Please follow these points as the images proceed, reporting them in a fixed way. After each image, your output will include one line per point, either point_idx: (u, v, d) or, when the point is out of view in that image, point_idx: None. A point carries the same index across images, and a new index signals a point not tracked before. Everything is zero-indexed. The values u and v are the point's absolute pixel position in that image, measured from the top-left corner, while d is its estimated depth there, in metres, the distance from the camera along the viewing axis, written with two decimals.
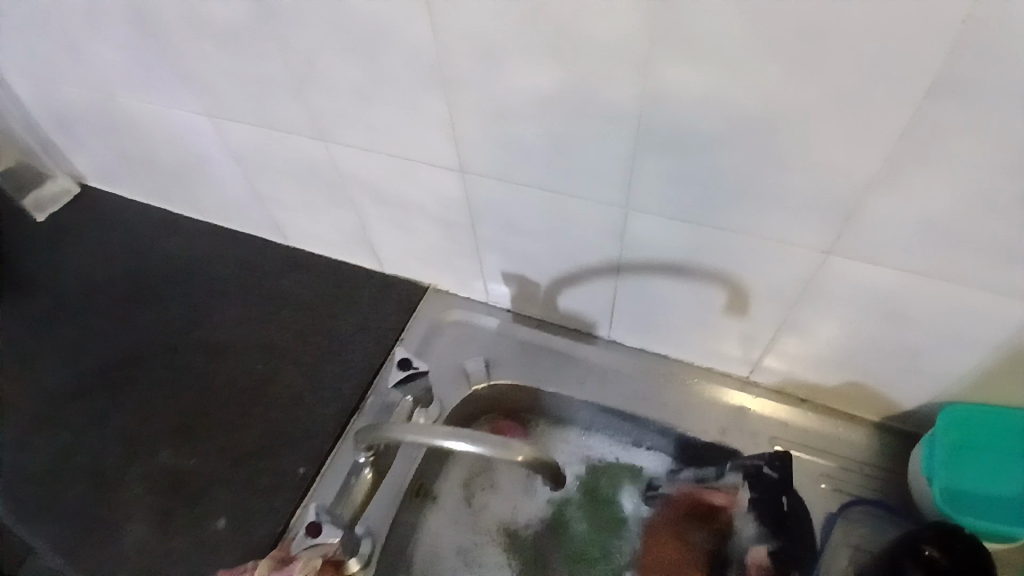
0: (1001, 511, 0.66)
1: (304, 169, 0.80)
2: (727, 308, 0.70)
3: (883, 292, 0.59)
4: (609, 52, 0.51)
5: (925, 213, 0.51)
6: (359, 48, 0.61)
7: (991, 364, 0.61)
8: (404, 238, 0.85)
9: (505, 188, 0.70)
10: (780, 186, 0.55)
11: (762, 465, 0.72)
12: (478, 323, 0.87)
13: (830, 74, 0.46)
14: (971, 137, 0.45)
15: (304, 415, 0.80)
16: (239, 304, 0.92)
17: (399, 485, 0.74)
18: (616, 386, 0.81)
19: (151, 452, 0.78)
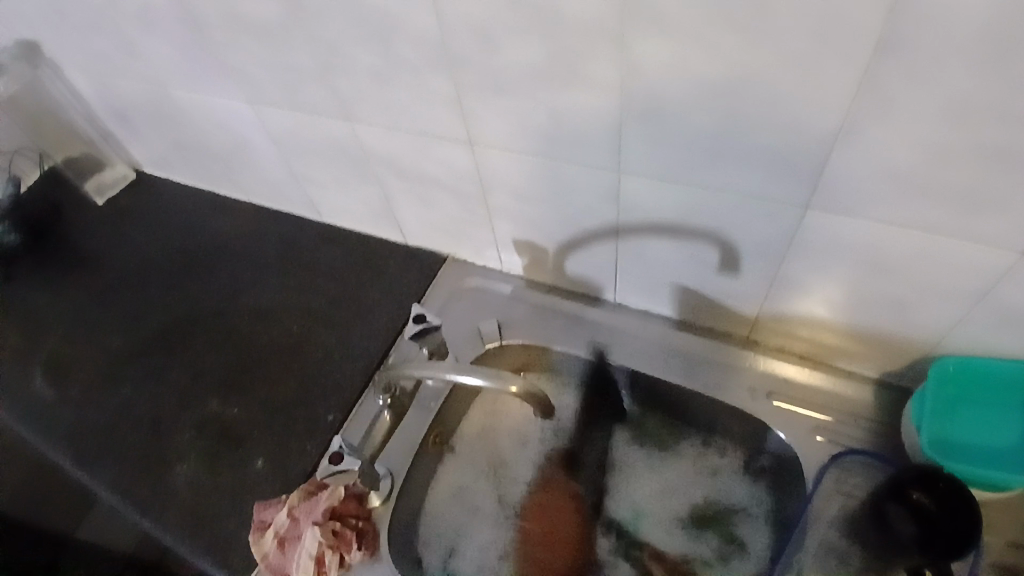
0: (990, 459, 0.68)
1: (328, 148, 0.87)
2: (721, 268, 0.73)
3: (863, 244, 0.61)
4: (587, 27, 0.54)
5: (890, 167, 0.53)
6: (368, 34, 0.66)
7: (977, 313, 0.62)
8: (423, 211, 0.90)
9: (508, 158, 0.72)
10: (751, 143, 0.57)
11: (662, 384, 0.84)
12: (492, 288, 0.93)
13: (783, 35, 0.48)
14: (923, 92, 0.47)
15: (335, 372, 0.88)
16: (278, 274, 1.01)
17: (414, 434, 0.81)
18: (620, 345, 0.85)
19: (204, 402, 0.89)
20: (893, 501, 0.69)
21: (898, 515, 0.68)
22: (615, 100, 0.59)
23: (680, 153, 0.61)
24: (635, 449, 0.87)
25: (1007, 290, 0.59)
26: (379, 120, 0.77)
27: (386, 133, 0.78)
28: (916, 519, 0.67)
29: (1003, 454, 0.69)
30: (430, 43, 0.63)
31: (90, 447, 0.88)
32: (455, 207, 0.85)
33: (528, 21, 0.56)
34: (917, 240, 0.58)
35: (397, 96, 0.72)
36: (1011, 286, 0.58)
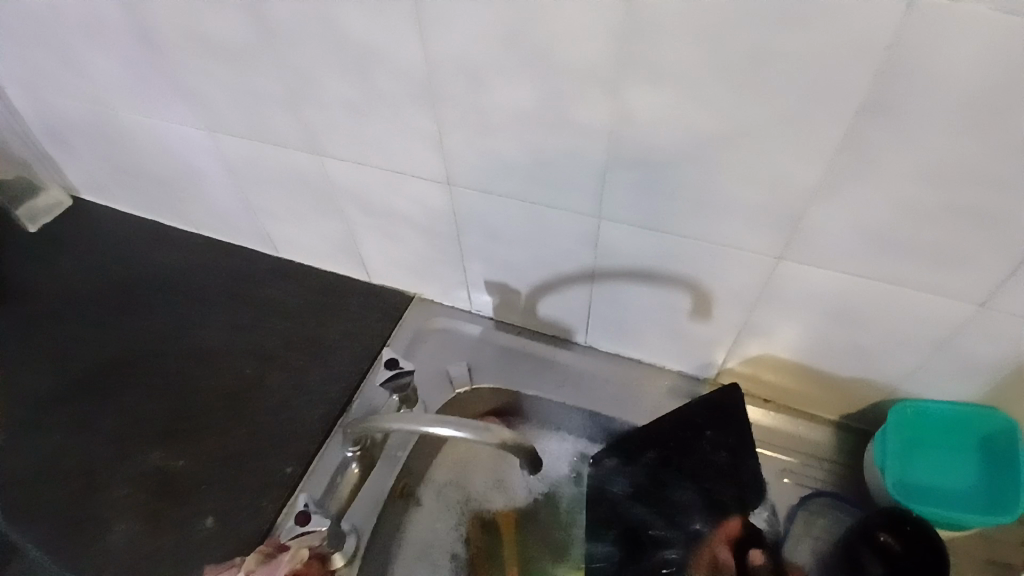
0: (946, 500, 0.71)
1: (296, 182, 0.83)
2: (694, 313, 0.74)
3: (832, 294, 0.64)
4: (578, 75, 0.55)
5: (861, 222, 0.56)
6: (352, 67, 0.64)
7: (933, 359, 0.66)
8: (392, 248, 0.87)
9: (487, 200, 0.72)
10: (732, 198, 0.58)
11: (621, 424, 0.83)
12: (461, 329, 0.91)
13: (770, 97, 0.49)
14: (898, 152, 0.50)
15: (293, 419, 0.83)
16: (229, 311, 0.95)
17: (381, 490, 0.77)
18: (592, 389, 0.85)
19: (144, 453, 0.82)
20: (864, 547, 0.70)
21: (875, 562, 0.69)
22: (601, 148, 0.60)
23: (661, 203, 0.62)
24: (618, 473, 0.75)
25: (962, 338, 0.62)
26: (354, 156, 0.75)
27: (359, 168, 0.76)
28: (887, 560, 0.69)
29: (959, 497, 0.72)
30: (417, 81, 0.62)
31: (7, 505, 0.78)
32: (427, 246, 0.83)
33: (521, 66, 0.56)
34: (880, 293, 0.61)
35: (376, 133, 0.70)
36: (968, 333, 0.61)
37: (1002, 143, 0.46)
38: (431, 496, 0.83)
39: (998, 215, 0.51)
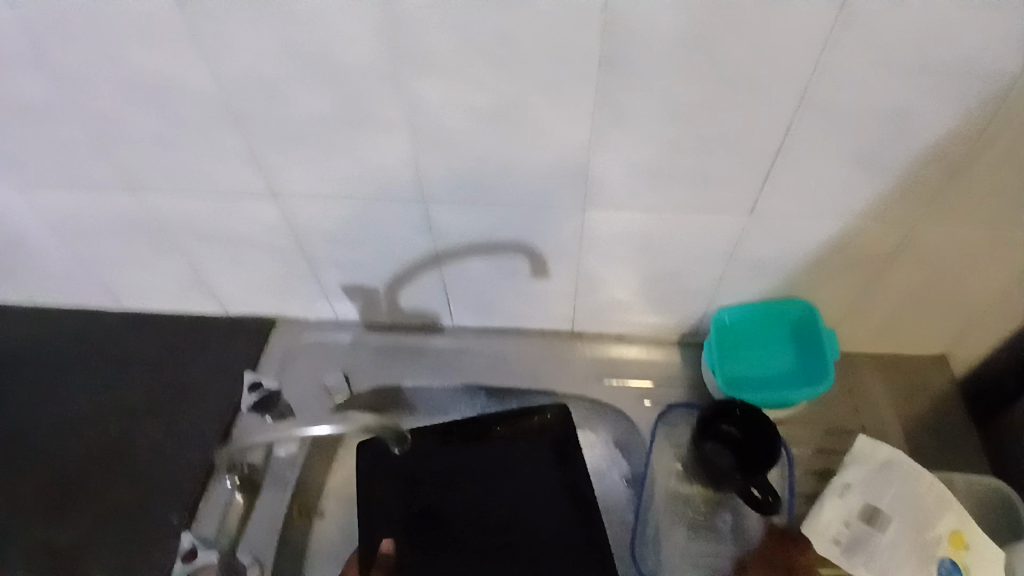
0: (777, 385, 0.82)
1: (122, 225, 0.81)
2: (534, 273, 0.81)
3: (638, 230, 0.73)
4: (363, 75, 0.59)
5: (636, 164, 0.64)
6: (148, 100, 0.64)
7: (732, 268, 0.77)
8: (242, 274, 0.87)
9: (319, 206, 0.74)
10: (529, 162, 0.65)
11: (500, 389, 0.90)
12: (332, 339, 0.92)
13: (529, 68, 0.56)
14: (641, 99, 0.58)
15: (172, 465, 0.81)
16: (82, 376, 0.90)
17: (274, 512, 0.78)
18: (466, 366, 0.90)
19: (9, 539, 0.77)
20: (705, 437, 0.80)
21: (715, 448, 0.80)
22: (404, 139, 0.64)
23: (472, 179, 0.68)
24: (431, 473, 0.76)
25: (748, 243, 0.73)
26: (175, 188, 0.74)
27: (184, 201, 0.76)
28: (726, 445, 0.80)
29: (787, 378, 0.83)
30: (213, 103, 0.64)
31: None
32: (275, 264, 0.84)
33: (309, 73, 0.59)
34: (672, 221, 0.71)
35: (190, 163, 0.71)
36: (748, 239, 0.73)
37: (717, 77, 0.56)
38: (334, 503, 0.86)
39: (737, 135, 0.61)
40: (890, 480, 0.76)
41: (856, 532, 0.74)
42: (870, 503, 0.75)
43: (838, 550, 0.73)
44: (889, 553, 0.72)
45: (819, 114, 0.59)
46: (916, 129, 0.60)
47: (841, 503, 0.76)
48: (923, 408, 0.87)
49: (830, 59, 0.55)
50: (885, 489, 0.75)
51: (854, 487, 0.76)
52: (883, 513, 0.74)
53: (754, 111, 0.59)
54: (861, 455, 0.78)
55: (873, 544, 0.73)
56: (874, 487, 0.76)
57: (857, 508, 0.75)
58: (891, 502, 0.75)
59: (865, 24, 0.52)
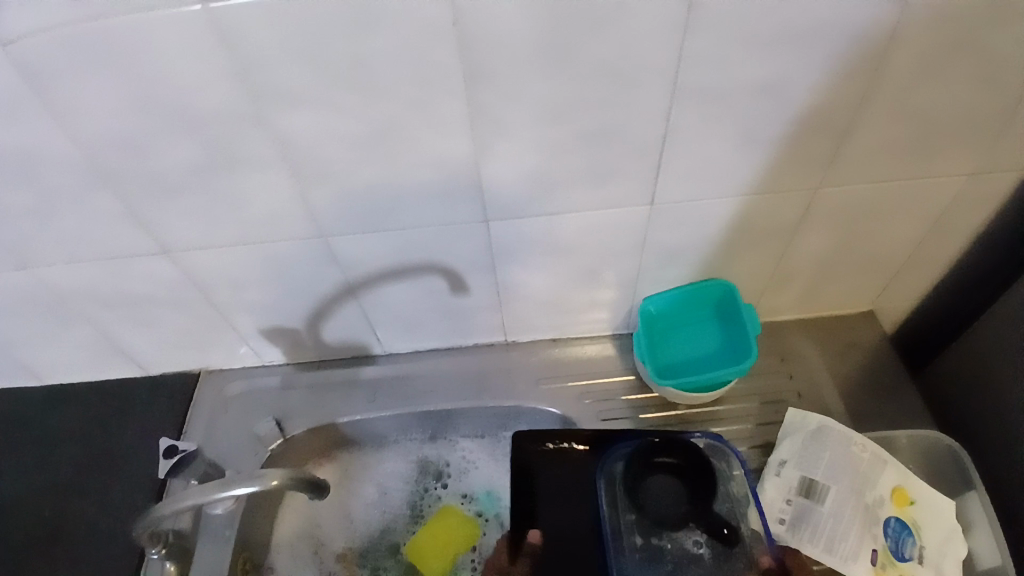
0: (706, 366, 0.83)
1: (12, 304, 0.77)
2: (453, 290, 0.80)
3: (545, 234, 0.72)
4: (226, 119, 0.57)
5: (525, 169, 0.64)
6: (5, 173, 0.61)
7: (646, 258, 0.77)
8: (153, 334, 0.83)
9: (216, 253, 0.71)
10: (418, 181, 0.64)
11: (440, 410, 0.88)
12: (259, 385, 0.89)
13: (393, 91, 0.55)
14: (514, 107, 0.58)
15: (110, 543, 0.78)
16: (0, 465, 0.85)
17: (212, 574, 0.75)
18: (402, 392, 0.89)
19: None
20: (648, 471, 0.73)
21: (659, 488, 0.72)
22: (285, 176, 0.62)
23: (366, 207, 0.66)
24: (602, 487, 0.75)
25: (657, 230, 0.73)
26: (58, 258, 0.71)
27: (74, 268, 0.72)
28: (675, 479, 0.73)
29: (715, 357, 0.84)
30: (78, 168, 0.61)
31: None
32: (186, 319, 0.81)
33: (168, 124, 0.57)
34: (577, 220, 0.71)
35: (67, 230, 0.67)
36: (656, 227, 0.73)
37: (583, 74, 0.56)
38: (284, 558, 0.85)
39: (616, 127, 0.61)
40: (823, 449, 0.77)
41: (797, 507, 0.75)
42: (806, 475, 0.77)
43: (782, 529, 0.74)
44: (831, 523, 0.73)
45: (692, 99, 0.59)
46: (788, 100, 0.60)
47: (779, 481, 0.77)
48: (854, 366, 0.89)
49: (690, 44, 0.55)
50: (819, 459, 0.77)
51: (789, 462, 0.78)
52: (819, 483, 0.76)
53: (628, 103, 0.59)
54: (792, 428, 0.80)
55: (815, 517, 0.74)
56: (807, 459, 0.77)
57: (795, 483, 0.76)
58: (827, 470, 0.76)
59: (715, 8, 0.52)
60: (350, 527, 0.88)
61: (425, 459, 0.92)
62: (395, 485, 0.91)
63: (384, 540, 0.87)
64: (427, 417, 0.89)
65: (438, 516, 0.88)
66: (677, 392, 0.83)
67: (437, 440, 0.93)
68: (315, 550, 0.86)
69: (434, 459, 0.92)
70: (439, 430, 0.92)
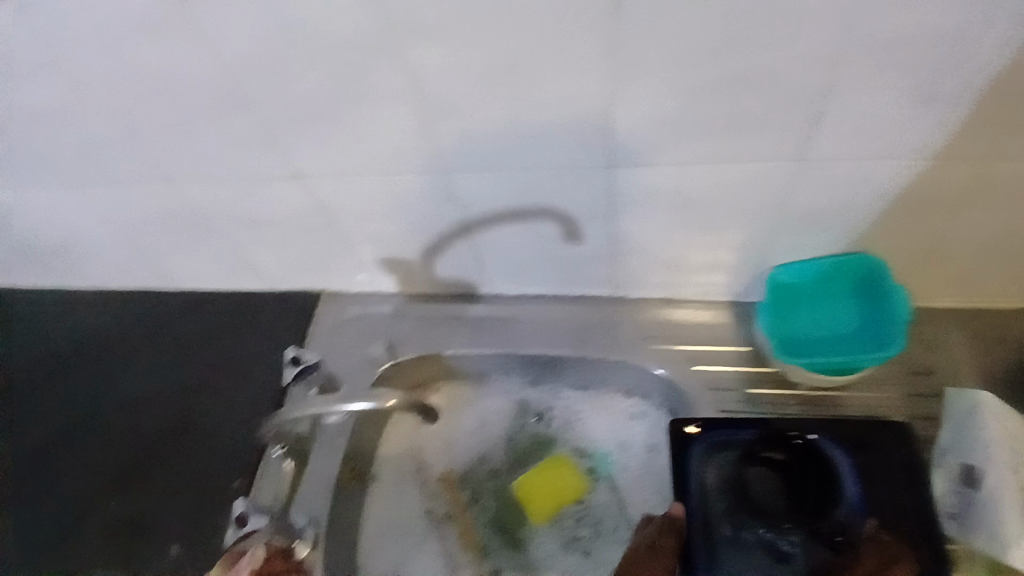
0: (841, 347, 0.76)
1: (164, 217, 0.84)
2: (565, 239, 0.77)
3: (674, 188, 0.67)
4: (360, 46, 0.57)
5: (660, 113, 0.58)
6: (159, 91, 0.65)
7: (782, 221, 0.70)
8: (282, 254, 0.89)
9: (341, 182, 0.73)
10: (545, 122, 0.61)
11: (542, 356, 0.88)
12: (373, 311, 0.94)
13: (528, 20, 0.52)
14: (658, 42, 0.53)
15: (234, 436, 0.86)
16: (150, 357, 0.97)
17: (325, 476, 0.82)
18: (505, 333, 0.89)
19: (102, 505, 0.84)
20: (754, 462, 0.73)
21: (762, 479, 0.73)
22: (411, 108, 0.62)
23: (487, 145, 0.65)
24: (709, 467, 0.74)
25: (800, 191, 0.66)
26: (203, 176, 0.76)
27: (214, 186, 0.77)
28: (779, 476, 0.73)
29: (851, 339, 0.76)
30: (222, 90, 0.64)
31: None
32: (311, 243, 0.85)
33: (305, 48, 0.58)
34: (712, 175, 0.65)
35: (210, 149, 0.72)
36: (801, 189, 0.65)
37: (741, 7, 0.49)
38: (387, 471, 0.90)
39: (772, 70, 0.54)
40: (979, 433, 0.72)
41: (963, 499, 0.70)
42: (966, 461, 0.71)
43: (954, 525, 0.69)
44: (997, 515, 0.67)
45: (868, 40, 0.51)
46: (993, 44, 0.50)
47: (942, 472, 0.72)
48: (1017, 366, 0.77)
49: None
50: (978, 444, 0.71)
51: (949, 450, 0.73)
52: (980, 470, 0.70)
53: (791, 43, 0.52)
54: (951, 413, 0.76)
55: (982, 509, 0.68)
56: (965, 445, 0.72)
57: (956, 472, 0.72)
58: (985, 454, 0.70)
59: None
60: (449, 453, 0.92)
61: (526, 399, 0.94)
62: (493, 421, 0.94)
63: (483, 469, 0.91)
64: (528, 361, 0.90)
65: (551, 463, 0.90)
66: (802, 371, 0.76)
67: (538, 386, 0.95)
68: (416, 469, 0.91)
69: (536, 402, 0.94)
70: (538, 376, 0.93)
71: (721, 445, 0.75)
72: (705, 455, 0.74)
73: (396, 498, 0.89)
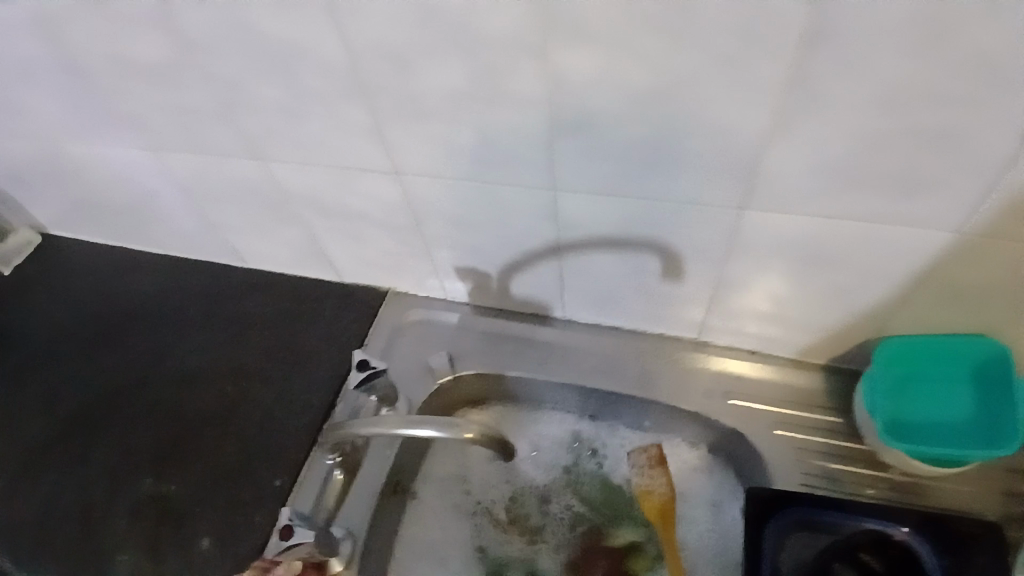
0: (951, 437, 0.70)
1: (246, 194, 0.81)
2: (665, 275, 0.72)
3: (801, 240, 0.62)
4: (506, 47, 0.53)
5: (814, 157, 0.54)
6: (276, 67, 0.62)
7: (910, 293, 0.64)
8: (356, 246, 0.85)
9: (440, 184, 0.69)
10: (682, 150, 0.57)
11: (611, 393, 0.83)
12: (438, 319, 0.89)
13: (701, 39, 0.48)
14: (836, 83, 0.48)
15: (281, 430, 0.82)
16: (204, 331, 0.94)
17: (370, 489, 0.77)
18: (576, 363, 0.84)
19: (136, 482, 0.81)
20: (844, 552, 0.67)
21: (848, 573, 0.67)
22: (539, 119, 0.58)
23: (612, 165, 0.60)
24: (793, 540, 0.68)
25: (942, 262, 0.60)
26: (297, 158, 0.72)
27: (306, 170, 0.74)
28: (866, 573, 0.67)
29: (963, 429, 0.70)
30: (343, 75, 0.60)
31: (21, 551, 0.78)
32: (390, 239, 0.81)
33: (444, 43, 0.54)
34: (846, 230, 0.60)
35: (313, 132, 0.68)
36: (944, 262, 0.60)
37: (943, 58, 0.44)
38: (428, 491, 0.85)
39: (954, 130, 0.49)
40: None
41: None
42: None
43: None
44: None
45: None
46: None
47: None
48: None
49: None
50: None
51: None
52: None
53: (989, 107, 0.46)
54: None
55: None
56: None
57: None
58: None
59: None
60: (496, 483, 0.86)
61: (582, 435, 0.88)
62: (547, 451, 0.88)
63: (528, 505, 0.85)
64: (595, 396, 0.84)
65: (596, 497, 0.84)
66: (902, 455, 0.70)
67: (593, 421, 0.88)
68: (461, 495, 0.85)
69: (594, 441, 0.87)
70: (600, 411, 0.87)
71: (813, 523, 0.68)
72: (791, 529, 0.68)
73: (436, 522, 0.83)
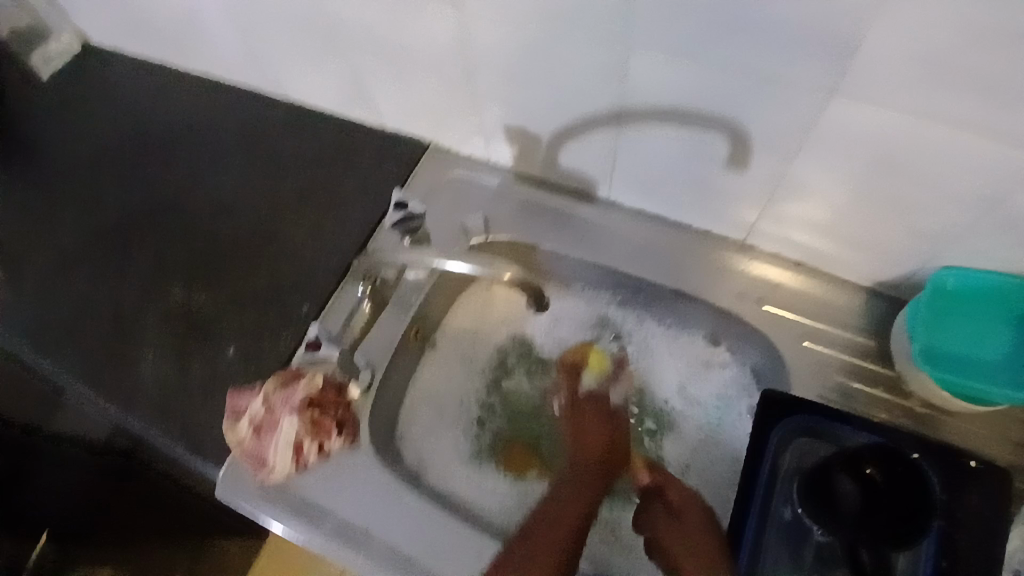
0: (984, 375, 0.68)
1: (293, 19, 0.77)
2: (728, 162, 0.68)
3: (883, 142, 0.57)
4: None
5: (920, 43, 0.49)
6: None
7: (984, 220, 0.60)
8: (404, 89, 0.81)
9: (503, 28, 0.64)
10: (778, 15, 0.51)
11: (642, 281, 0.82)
12: (479, 181, 0.87)
13: None
14: None
15: (310, 263, 0.83)
16: (243, 158, 0.93)
17: (394, 327, 0.79)
18: (612, 246, 0.82)
19: (167, 290, 0.83)
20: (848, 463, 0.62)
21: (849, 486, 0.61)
22: None
23: (697, 23, 0.54)
24: (798, 444, 0.69)
25: None
26: None
27: None
28: (871, 492, 0.61)
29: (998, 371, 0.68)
30: None
31: (50, 338, 0.79)
32: (440, 86, 0.77)
33: None
34: (935, 135, 0.54)
35: None
36: None
37: None
38: (444, 344, 0.87)
39: None
40: None
41: None
42: None
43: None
44: None
45: None
46: None
47: None
48: None
49: None
50: None
51: None
52: None
53: None
54: None
55: None
56: None
57: None
58: None
59: None
60: (510, 349, 0.88)
61: (603, 318, 0.88)
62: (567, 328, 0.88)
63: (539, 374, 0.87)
64: (625, 281, 0.83)
65: None
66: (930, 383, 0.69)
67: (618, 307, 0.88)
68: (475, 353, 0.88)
69: (615, 326, 0.87)
70: (627, 297, 0.86)
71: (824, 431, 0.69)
72: (799, 434, 0.69)
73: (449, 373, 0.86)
